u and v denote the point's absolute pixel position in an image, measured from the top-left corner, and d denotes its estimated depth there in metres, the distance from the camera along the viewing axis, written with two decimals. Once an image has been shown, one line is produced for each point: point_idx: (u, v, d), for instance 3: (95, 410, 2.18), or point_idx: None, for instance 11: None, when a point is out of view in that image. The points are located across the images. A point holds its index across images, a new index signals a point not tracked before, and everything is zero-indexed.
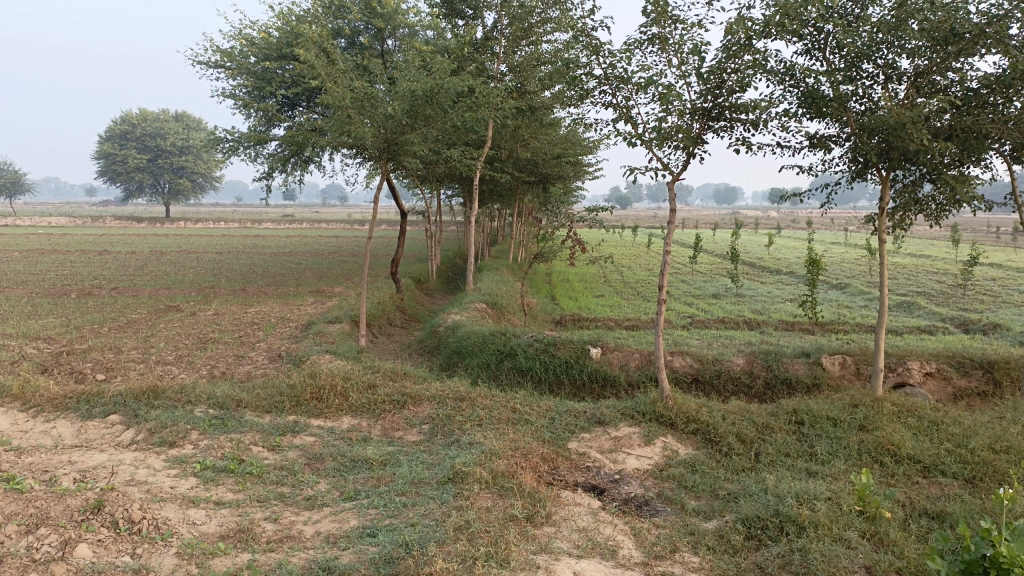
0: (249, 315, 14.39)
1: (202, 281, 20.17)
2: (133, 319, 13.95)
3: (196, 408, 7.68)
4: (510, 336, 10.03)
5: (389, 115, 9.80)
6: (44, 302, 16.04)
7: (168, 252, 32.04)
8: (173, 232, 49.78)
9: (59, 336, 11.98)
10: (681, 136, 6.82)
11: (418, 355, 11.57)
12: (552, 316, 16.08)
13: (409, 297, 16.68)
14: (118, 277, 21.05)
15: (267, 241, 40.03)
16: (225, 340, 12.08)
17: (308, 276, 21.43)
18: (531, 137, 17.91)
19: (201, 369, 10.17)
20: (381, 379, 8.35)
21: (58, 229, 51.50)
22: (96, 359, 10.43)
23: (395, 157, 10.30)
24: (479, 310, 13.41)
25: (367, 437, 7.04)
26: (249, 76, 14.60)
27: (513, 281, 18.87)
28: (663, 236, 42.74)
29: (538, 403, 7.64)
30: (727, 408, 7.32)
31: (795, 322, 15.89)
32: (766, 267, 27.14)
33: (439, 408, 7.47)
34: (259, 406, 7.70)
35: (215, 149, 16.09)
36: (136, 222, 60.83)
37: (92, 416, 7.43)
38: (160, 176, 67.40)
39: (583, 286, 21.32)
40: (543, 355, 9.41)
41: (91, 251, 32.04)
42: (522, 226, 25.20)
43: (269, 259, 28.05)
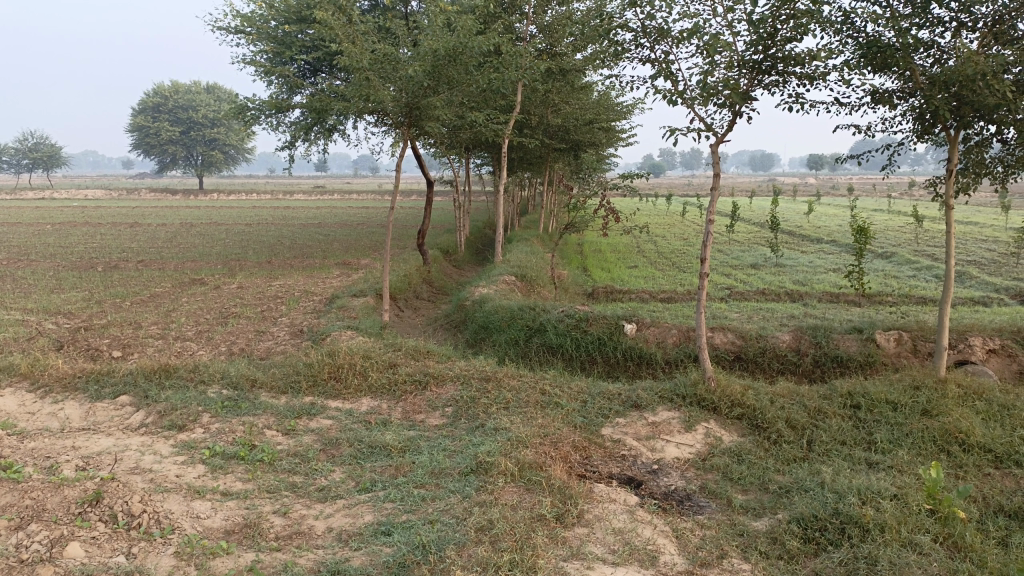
0: (272, 288, 14.07)
1: (230, 253, 19.95)
2: (156, 293, 13.71)
3: (210, 388, 7.31)
4: (539, 310, 9.51)
5: (410, 78, 9.21)
6: (70, 275, 15.91)
7: (200, 224, 32.04)
8: (205, 205, 49.88)
9: (80, 311, 11.75)
10: (727, 91, 6.15)
11: (444, 331, 11.12)
12: (584, 288, 15.53)
13: (437, 269, 16.22)
14: (146, 250, 20.94)
15: (298, 212, 39.96)
16: (247, 315, 11.75)
17: (336, 247, 21.12)
18: (561, 102, 17.21)
19: (221, 346, 9.83)
20: (404, 357, 7.91)
21: (93, 203, 51.86)
22: (114, 335, 10.16)
23: (418, 123, 9.74)
24: (508, 283, 12.90)
25: (386, 421, 6.60)
26: (269, 41, 14.14)
27: (544, 252, 18.31)
28: (697, 205, 41.79)
29: (569, 384, 7.11)
30: (775, 390, 6.74)
31: (840, 294, 15.14)
32: (806, 236, 26.21)
33: (463, 389, 7.00)
34: (274, 386, 7.31)
35: (237, 118, 15.68)
36: (172, 195, 61.33)
37: (101, 397, 7.11)
38: (193, 148, 67.65)
39: (616, 257, 20.69)
40: (574, 331, 8.87)
41: (124, 223, 32.19)
42: (553, 195, 24.54)
43: (297, 230, 27.84)
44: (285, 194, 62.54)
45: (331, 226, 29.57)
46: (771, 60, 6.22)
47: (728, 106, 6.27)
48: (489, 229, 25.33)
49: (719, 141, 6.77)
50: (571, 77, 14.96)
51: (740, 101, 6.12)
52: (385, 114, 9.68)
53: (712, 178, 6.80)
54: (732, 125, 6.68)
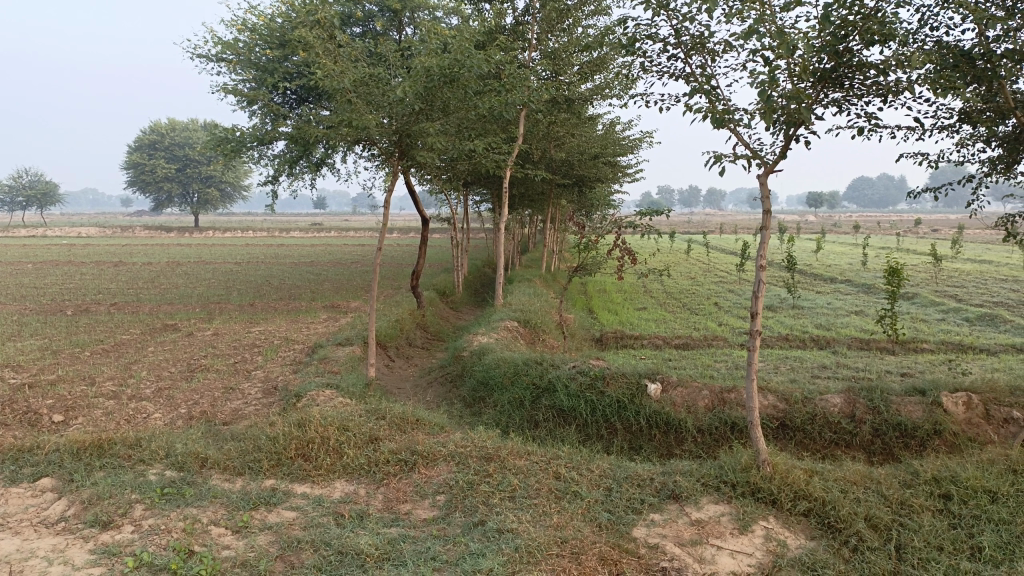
0: (251, 335, 12.83)
1: (212, 296, 18.68)
2: (122, 342, 12.43)
3: (151, 468, 6.00)
4: (547, 366, 8.27)
5: (399, 100, 8.08)
6: (34, 320, 14.63)
7: (187, 263, 30.84)
8: (198, 243, 48.89)
9: (30, 364, 10.44)
10: (792, 106, 4.98)
11: (439, 386, 9.88)
12: (591, 333, 14.36)
13: (432, 312, 15.02)
14: (125, 291, 19.79)
15: (291, 251, 38.85)
16: (219, 367, 10.48)
17: (325, 289, 19.90)
18: (566, 134, 16.21)
19: (181, 408, 8.55)
20: (389, 426, 6.64)
21: (83, 241, 50.76)
22: (60, 394, 8.84)
23: (409, 153, 8.60)
24: (510, 329, 11.68)
25: (362, 514, 5.29)
26: (252, 68, 13.15)
27: (547, 294, 17.14)
28: (701, 243, 40.84)
29: (588, 465, 5.82)
30: (843, 474, 5.48)
31: (870, 341, 13.94)
32: (818, 275, 25.13)
33: (458, 473, 5.71)
34: (229, 466, 6.01)
35: (217, 151, 14.60)
36: (166, 233, 60.39)
37: (15, 479, 5.79)
38: (189, 186, 66.82)
39: (623, 298, 19.55)
40: (589, 392, 7.63)
41: (108, 262, 30.95)
42: (555, 233, 23.48)
43: (287, 270, 26.67)
44: (280, 231, 61.66)
45: (323, 266, 28.40)
46: (844, 68, 5.08)
47: (791, 124, 5.09)
48: (488, 268, 24.22)
49: (769, 170, 5.59)
50: (578, 107, 13.93)
51: (808, 117, 4.95)
52: (371, 142, 8.57)
53: (762, 214, 5.60)
54: (786, 150, 5.51)
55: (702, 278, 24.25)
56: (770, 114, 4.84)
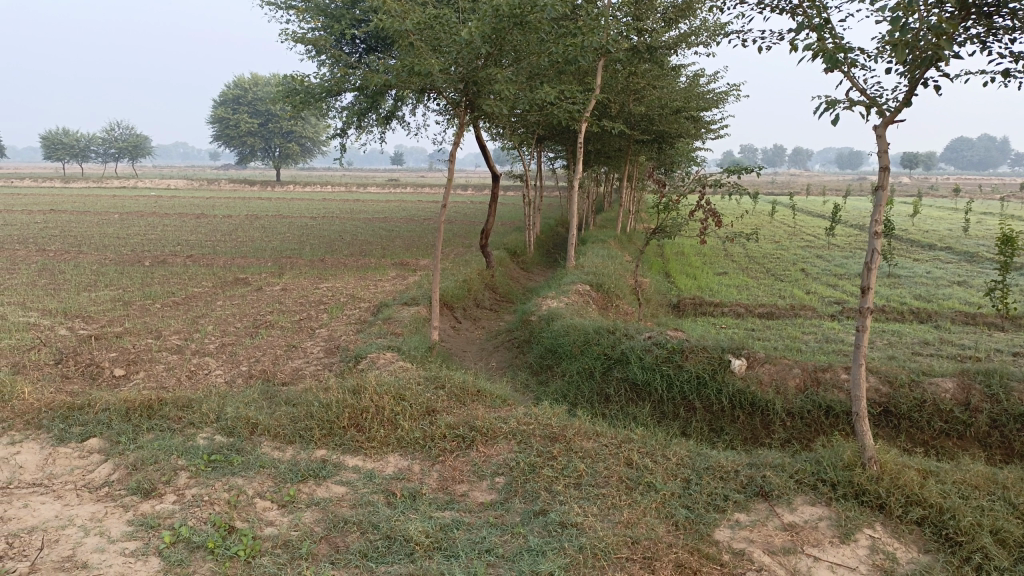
0: (318, 291, 12.65)
1: (284, 250, 18.70)
2: (193, 295, 12.44)
3: (201, 432, 5.72)
4: (621, 336, 7.66)
5: (465, 43, 7.48)
6: (113, 270, 14.87)
7: (265, 216, 31.30)
8: (279, 197, 49.92)
9: (101, 315, 10.50)
10: (928, 40, 4.18)
11: (505, 351, 9.42)
12: (667, 299, 13.65)
13: (502, 272, 14.56)
14: (203, 243, 20.09)
15: (365, 206, 39.03)
16: (283, 324, 10.29)
17: (396, 245, 19.69)
18: (646, 86, 15.29)
19: (242, 367, 8.36)
20: (448, 397, 6.19)
21: (169, 193, 52.44)
22: (125, 348, 8.79)
23: (477, 102, 8.04)
24: (582, 293, 11.08)
25: (415, 494, 4.85)
26: (321, 15, 12.76)
27: (622, 255, 16.43)
28: (787, 204, 39.01)
29: (665, 451, 5.24)
30: (964, 477, 4.74)
31: (977, 314, 12.76)
32: (916, 241, 23.48)
33: (520, 453, 5.22)
34: (279, 433, 5.68)
35: (287, 102, 14.33)
36: (249, 186, 61.82)
37: (65, 438, 5.61)
38: (271, 140, 67.99)
39: (703, 262, 18.62)
40: (666, 365, 7.01)
41: (189, 214, 31.68)
42: (631, 192, 22.59)
43: (361, 225, 26.67)
44: (357, 186, 62.30)
45: (396, 222, 28.28)
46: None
47: (925, 63, 4.29)
48: (561, 227, 23.57)
49: (888, 121, 4.78)
50: (661, 58, 13.03)
51: (949, 53, 4.14)
52: (437, 90, 8.06)
53: (879, 173, 4.81)
54: (911, 97, 4.69)
55: (788, 241, 22.97)
56: (904, 49, 4.06)
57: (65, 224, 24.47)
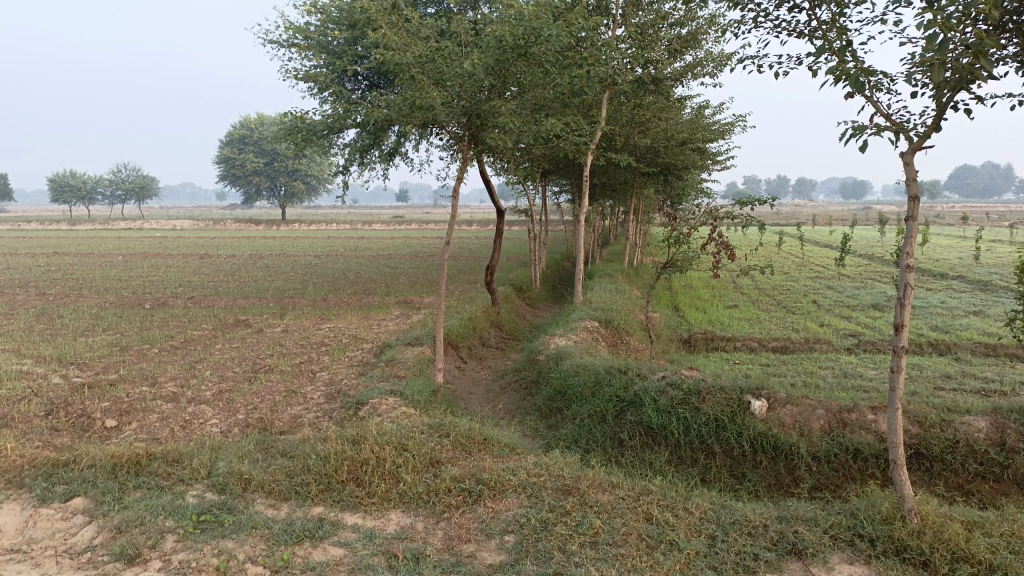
0: (320, 332, 12.36)
1: (287, 289, 18.46)
2: (193, 338, 12.16)
3: (191, 489, 5.38)
4: (634, 377, 7.32)
5: (468, 76, 7.28)
6: (112, 314, 14.62)
7: (269, 255, 31.17)
8: (284, 235, 49.90)
9: (97, 362, 10.20)
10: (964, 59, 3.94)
11: (513, 393, 9.08)
12: (678, 334, 13.32)
13: (508, 309, 14.26)
14: (205, 284, 19.89)
15: (370, 243, 38.95)
16: (283, 368, 9.98)
17: (400, 283, 19.44)
18: (652, 118, 15.14)
19: (239, 414, 8.03)
20: (453, 447, 5.84)
21: (174, 233, 52.54)
22: (119, 396, 8.48)
23: (480, 136, 7.83)
24: (591, 330, 10.75)
25: (418, 555, 4.48)
26: (321, 53, 12.66)
27: (630, 290, 16.14)
28: (794, 234, 38.78)
29: (686, 503, 4.87)
30: (1015, 529, 4.36)
31: (997, 345, 12.39)
32: (926, 270, 23.14)
33: (531, 508, 4.86)
34: (274, 489, 5.33)
35: (288, 140, 14.19)
36: (254, 225, 61.96)
37: (47, 498, 5.27)
38: (277, 179, 68.33)
39: (712, 295, 18.31)
40: (682, 408, 6.65)
41: (193, 254, 31.56)
42: (637, 225, 22.37)
43: (365, 263, 26.47)
44: (362, 224, 62.38)
45: (400, 258, 28.08)
46: None
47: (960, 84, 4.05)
48: (567, 262, 23.32)
49: (916, 147, 4.52)
50: (666, 89, 12.89)
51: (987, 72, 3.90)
52: (440, 124, 7.86)
53: (909, 202, 4.54)
54: (940, 122, 4.44)
55: (797, 272, 22.66)
56: (941, 68, 3.81)
57: (68, 267, 24.33)
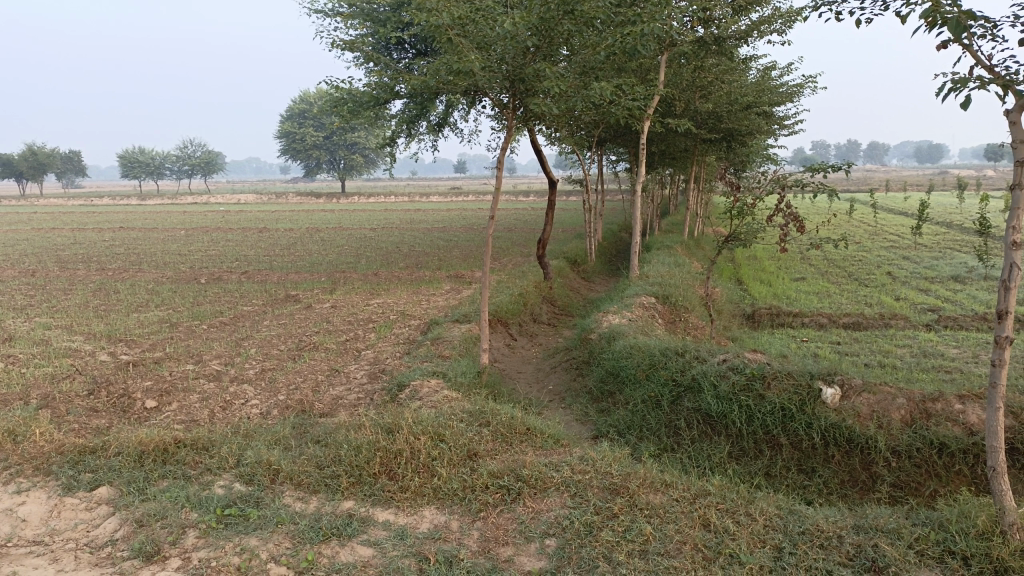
0: (369, 308, 12.12)
1: (340, 264, 18.34)
2: (242, 314, 12.07)
3: (218, 479, 5.12)
4: (691, 360, 6.78)
5: (509, 36, 6.76)
6: (167, 289, 14.71)
7: (326, 229, 31.31)
8: (342, 209, 50.25)
9: (145, 339, 10.16)
10: None
11: (563, 374, 8.63)
12: (740, 309, 12.62)
13: (561, 283, 13.77)
14: (260, 258, 19.98)
15: (426, 216, 38.84)
16: (329, 346, 9.74)
17: (453, 256, 19.12)
18: (713, 81, 14.29)
19: (280, 395, 7.80)
20: (493, 438, 5.43)
21: (236, 207, 53.56)
22: (162, 375, 8.37)
23: (524, 102, 7.31)
24: (647, 307, 10.18)
25: (450, 559, 4.07)
26: (366, 20, 12.27)
27: (690, 262, 15.45)
28: (866, 202, 37.01)
29: (749, 507, 4.34)
30: None
31: None
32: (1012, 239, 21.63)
33: (575, 508, 4.41)
34: (303, 481, 5.01)
35: (335, 112, 13.91)
36: (314, 198, 62.72)
37: (73, 487, 5.08)
38: (336, 153, 68.87)
39: (777, 267, 17.43)
40: (745, 394, 6.09)
41: (252, 228, 31.96)
42: (698, 194, 21.48)
43: (419, 236, 26.26)
44: (419, 196, 62.40)
45: (455, 231, 27.80)
46: None
47: None
48: (624, 233, 22.63)
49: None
50: (729, 49, 12.08)
51: None
52: (482, 91, 7.37)
53: (1015, 168, 3.86)
54: None
55: (869, 242, 21.46)
56: None
57: (132, 241, 24.86)
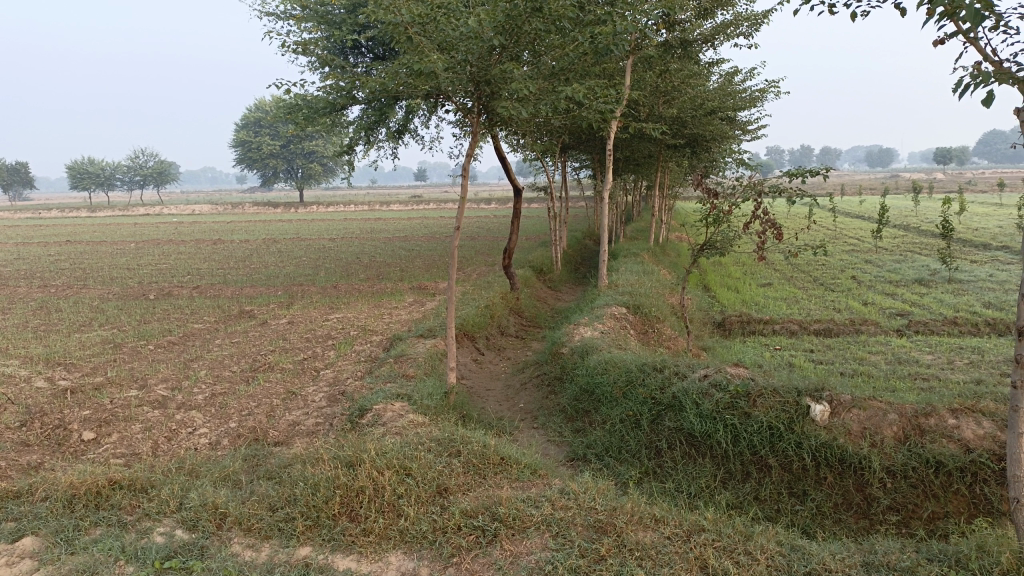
0: (328, 324, 11.57)
1: (297, 276, 17.70)
2: (193, 332, 11.42)
3: (158, 525, 4.59)
4: (671, 376, 6.41)
5: (474, 35, 6.35)
6: (113, 306, 13.95)
7: (284, 240, 30.50)
8: (300, 219, 49.24)
9: (86, 362, 9.48)
10: None
11: (534, 391, 8.23)
12: (711, 317, 12.38)
13: (527, 294, 13.39)
14: (214, 272, 19.24)
15: (387, 224, 38.20)
16: (285, 366, 9.18)
17: (415, 266, 18.60)
18: (679, 85, 14.08)
19: (232, 422, 7.25)
20: (464, 470, 4.99)
21: (191, 217, 52.22)
22: (103, 402, 7.74)
23: (490, 106, 6.90)
24: (618, 318, 9.83)
25: None
26: (321, 23, 11.73)
27: (657, 269, 15.20)
28: (824, 207, 37.42)
29: (749, 544, 3.97)
30: None
31: None
32: (970, 240, 21.85)
33: (558, 551, 3.98)
34: (255, 526, 4.51)
35: (290, 120, 13.34)
36: (272, 208, 61.53)
37: None
38: (294, 161, 67.72)
39: (743, 273, 17.30)
40: (730, 413, 5.75)
41: (206, 240, 31.01)
42: (662, 200, 21.31)
43: (380, 245, 25.66)
44: (379, 204, 61.59)
45: (417, 240, 27.24)
46: None
47: None
48: (589, 241, 22.35)
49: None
50: (696, 52, 11.83)
51: None
52: (445, 94, 6.96)
53: None
54: None
55: (831, 246, 21.51)
56: None
57: (79, 255, 23.84)
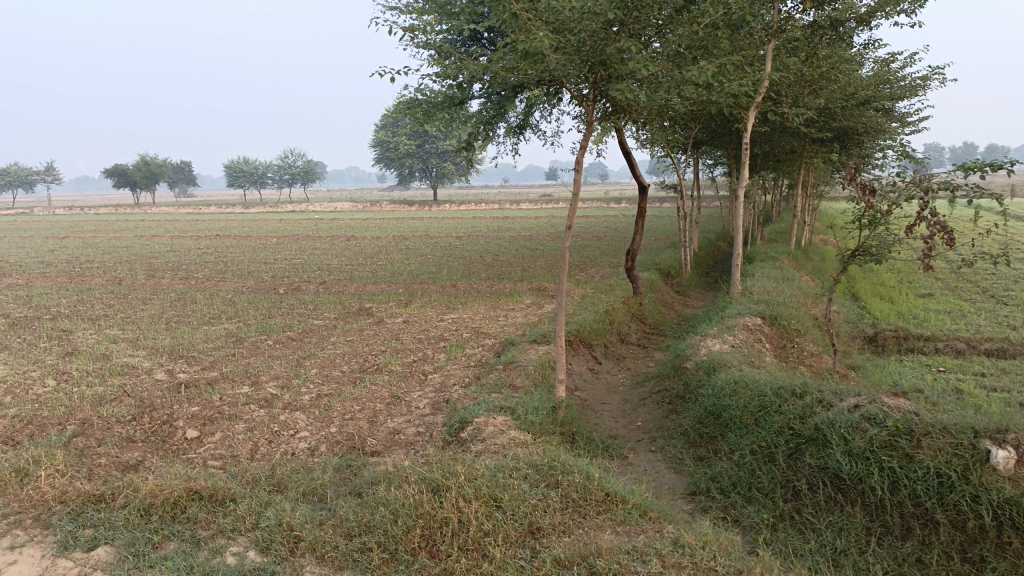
0: (443, 324, 11.25)
1: (420, 274, 17.65)
2: (311, 328, 11.43)
3: (232, 545, 4.27)
4: (813, 404, 5.50)
5: (585, 10, 5.69)
6: (244, 299, 14.35)
7: (413, 237, 30.95)
8: (432, 216, 50.17)
9: (206, 355, 9.60)
10: None
11: (654, 408, 7.47)
12: (860, 331, 11.06)
13: (652, 298, 12.56)
14: (342, 268, 19.57)
15: (515, 223, 38.12)
16: (394, 368, 8.89)
17: (537, 266, 18.10)
18: (827, 73, 12.78)
19: (333, 426, 6.97)
20: (563, 506, 4.38)
21: (330, 214, 54.49)
22: (212, 398, 7.71)
23: (607, 91, 6.25)
24: (752, 330, 8.86)
25: None
26: (440, 14, 11.39)
27: (798, 275, 13.92)
28: (993, 207, 33.81)
29: None
30: None
31: None
32: None
33: None
34: (327, 555, 4.08)
35: (410, 115, 13.10)
36: (407, 206, 63.23)
37: (69, 546, 4.28)
38: (429, 160, 69.31)
39: (898, 282, 15.60)
40: (887, 454, 4.81)
41: (340, 236, 31.95)
42: (805, 199, 19.70)
43: (506, 244, 25.41)
44: (510, 202, 62.04)
45: (543, 240, 26.79)
46: None
47: None
48: (723, 242, 21.05)
49: None
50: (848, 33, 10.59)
51: None
52: (558, 80, 6.37)
53: None
54: None
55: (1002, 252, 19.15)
56: None
57: (223, 249, 25.08)
